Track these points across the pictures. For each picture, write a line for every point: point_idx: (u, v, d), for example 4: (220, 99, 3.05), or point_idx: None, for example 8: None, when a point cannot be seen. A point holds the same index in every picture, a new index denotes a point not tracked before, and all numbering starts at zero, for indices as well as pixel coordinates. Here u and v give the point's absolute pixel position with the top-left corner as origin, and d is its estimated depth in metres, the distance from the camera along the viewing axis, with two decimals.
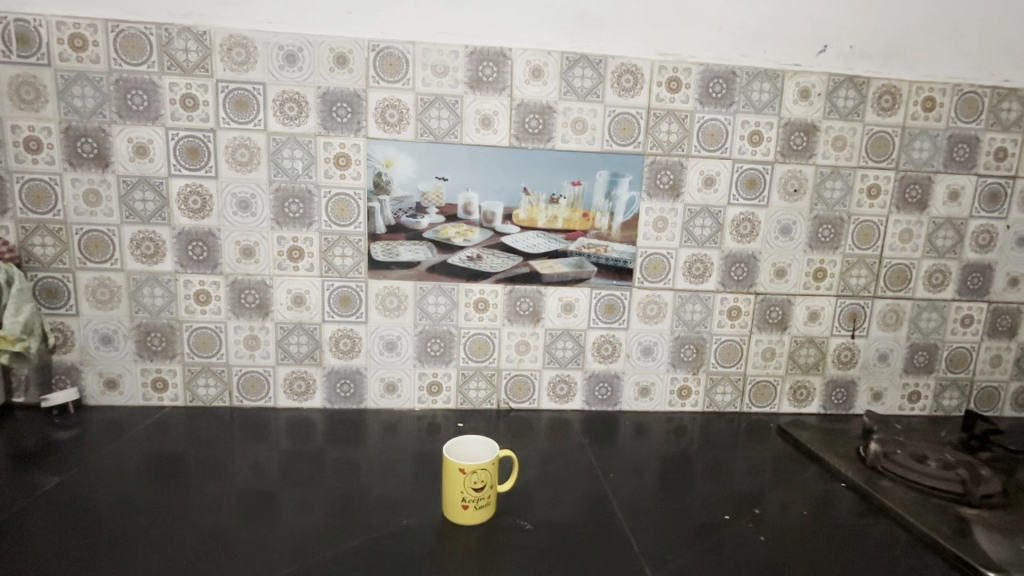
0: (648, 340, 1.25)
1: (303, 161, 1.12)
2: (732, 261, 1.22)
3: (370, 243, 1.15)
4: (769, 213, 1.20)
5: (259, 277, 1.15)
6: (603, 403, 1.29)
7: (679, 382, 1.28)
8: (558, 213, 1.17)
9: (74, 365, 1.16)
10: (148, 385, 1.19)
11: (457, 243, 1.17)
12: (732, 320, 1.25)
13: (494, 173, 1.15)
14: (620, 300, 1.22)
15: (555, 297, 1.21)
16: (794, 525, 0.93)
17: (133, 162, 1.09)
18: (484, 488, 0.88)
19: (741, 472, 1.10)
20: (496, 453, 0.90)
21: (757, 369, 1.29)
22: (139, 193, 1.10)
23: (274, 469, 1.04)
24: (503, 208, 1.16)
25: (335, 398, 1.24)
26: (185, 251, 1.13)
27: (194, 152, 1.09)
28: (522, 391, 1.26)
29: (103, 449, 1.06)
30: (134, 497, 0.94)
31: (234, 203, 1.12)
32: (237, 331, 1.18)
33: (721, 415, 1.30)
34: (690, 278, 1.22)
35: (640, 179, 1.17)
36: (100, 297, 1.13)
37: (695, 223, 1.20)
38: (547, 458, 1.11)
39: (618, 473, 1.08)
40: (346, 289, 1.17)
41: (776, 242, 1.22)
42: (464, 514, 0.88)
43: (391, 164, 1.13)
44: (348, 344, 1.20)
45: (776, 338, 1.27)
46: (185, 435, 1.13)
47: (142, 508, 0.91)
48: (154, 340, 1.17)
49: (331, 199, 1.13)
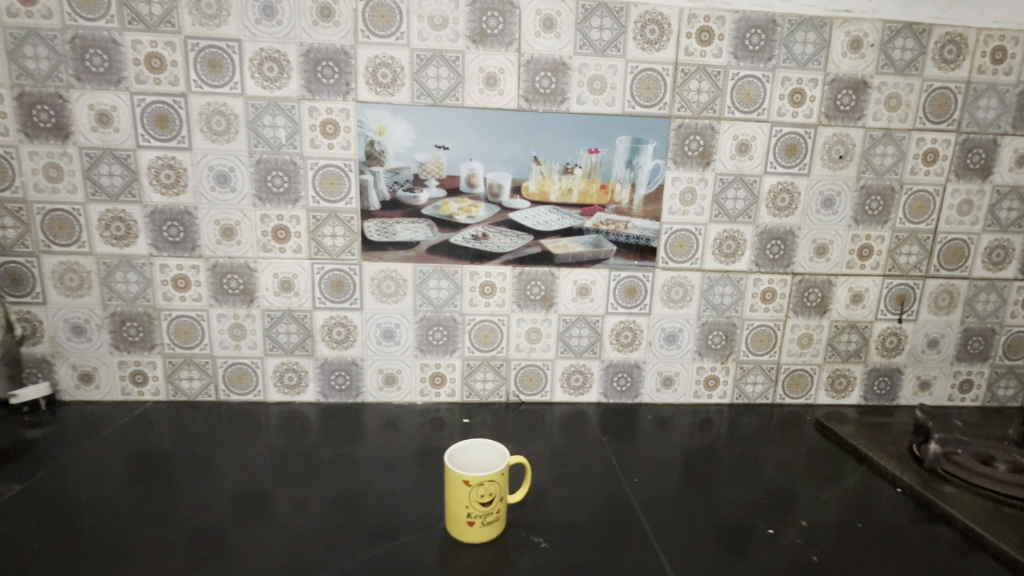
0: (672, 326, 1.13)
1: (286, 129, 0.99)
2: (768, 237, 1.09)
3: (363, 221, 1.04)
4: (810, 183, 1.07)
5: (242, 260, 1.04)
6: (622, 395, 1.18)
7: (706, 372, 1.17)
8: (572, 185, 1.04)
9: (46, 357, 1.07)
10: (126, 379, 1.09)
11: (460, 220, 1.05)
12: (767, 303, 1.13)
13: (501, 140, 1.02)
14: (642, 283, 1.10)
15: (570, 279, 1.09)
16: (842, 531, 0.83)
17: (96, 132, 0.97)
18: (493, 501, 0.77)
19: (777, 469, 1.00)
20: (507, 461, 0.79)
21: (792, 357, 1.17)
22: (105, 167, 0.98)
23: (266, 468, 0.95)
24: (512, 180, 1.04)
25: (330, 391, 1.13)
26: (159, 232, 1.02)
27: (163, 120, 0.97)
28: (534, 382, 1.15)
29: (79, 448, 0.97)
30: (118, 499, 0.86)
31: (211, 177, 1.00)
32: (220, 320, 1.07)
33: (752, 408, 1.19)
34: (720, 256, 1.10)
35: (665, 145, 1.04)
36: (68, 283, 1.03)
37: (727, 194, 1.07)
38: (563, 457, 1.01)
39: (641, 472, 0.98)
40: (338, 273, 1.06)
41: (817, 216, 1.09)
42: (471, 532, 0.77)
43: (384, 131, 1.00)
44: (343, 333, 1.09)
45: (814, 323, 1.15)
46: (171, 430, 1.04)
47: (126, 511, 0.83)
48: (131, 329, 1.06)
49: (318, 172, 1.01)
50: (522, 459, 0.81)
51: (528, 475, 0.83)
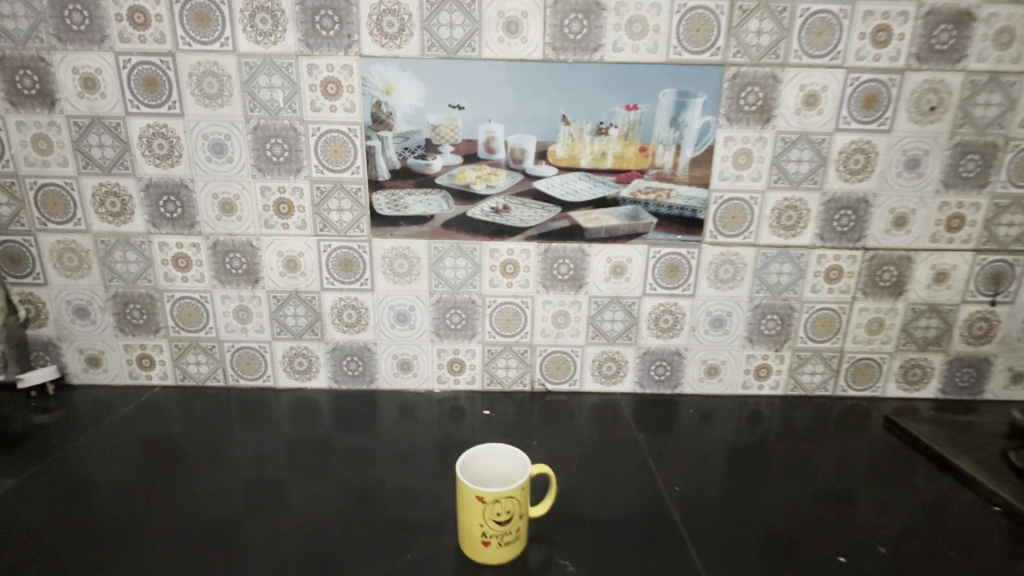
0: (719, 310, 1.00)
1: (284, 91, 0.89)
2: (837, 206, 0.94)
3: (371, 193, 0.93)
4: (891, 141, 0.90)
5: (244, 237, 0.96)
6: (660, 385, 1.06)
7: (757, 360, 1.04)
8: (607, 148, 0.91)
9: (52, 340, 1.03)
10: (133, 363, 1.05)
11: (478, 190, 0.93)
12: (831, 283, 0.98)
13: (524, 97, 0.89)
14: (685, 260, 0.97)
15: (602, 257, 0.96)
16: (922, 557, 0.72)
17: (82, 99, 0.89)
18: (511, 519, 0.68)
19: (840, 474, 0.88)
20: (528, 473, 0.69)
21: (859, 345, 1.02)
22: (95, 137, 0.91)
23: (278, 458, 0.90)
24: (537, 144, 0.91)
25: (342, 377, 1.06)
26: (155, 207, 0.95)
27: (152, 83, 0.88)
28: (561, 369, 1.05)
29: (90, 433, 0.94)
30: (132, 491, 0.83)
31: (206, 146, 0.91)
32: (224, 302, 1.00)
33: (808, 400, 1.05)
34: (778, 230, 0.95)
35: (717, 99, 0.89)
36: (68, 263, 0.98)
37: (789, 156, 0.91)
38: (595, 454, 0.91)
39: (682, 473, 0.87)
40: (347, 251, 0.97)
41: (897, 180, 0.92)
42: (487, 552, 0.68)
43: (392, 90, 0.89)
44: (353, 316, 1.01)
45: (887, 306, 0.99)
46: (183, 415, 1.00)
47: (138, 505, 0.80)
48: (134, 312, 1.01)
49: (320, 139, 0.91)
50: (546, 470, 0.71)
51: (552, 486, 0.73)
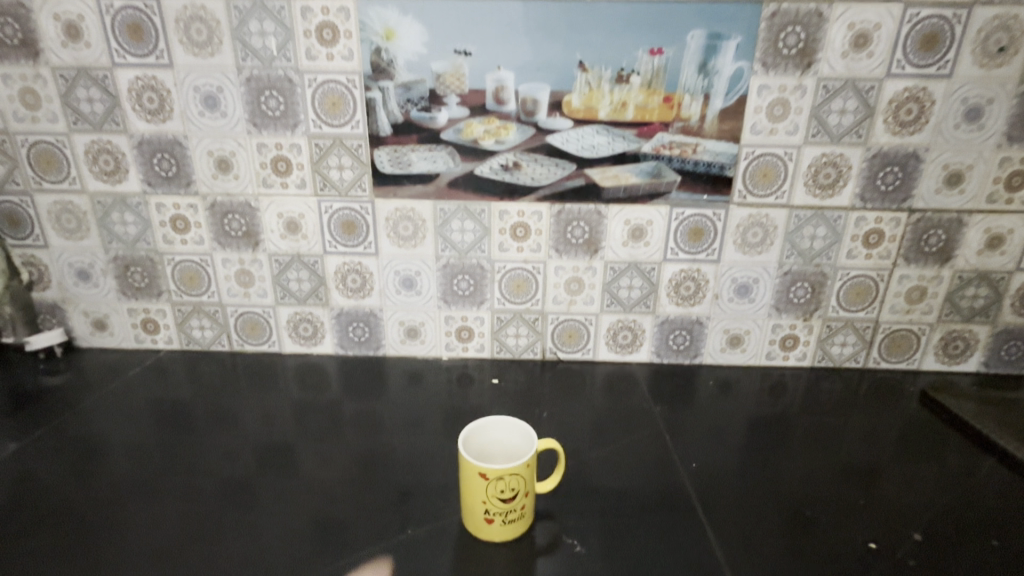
0: (745, 277, 0.93)
1: (276, 37, 0.82)
2: (882, 162, 0.85)
3: (373, 149, 0.87)
4: (951, 89, 0.80)
5: (242, 197, 0.92)
6: (679, 355, 1.00)
7: (783, 331, 0.97)
8: (627, 98, 0.83)
9: (57, 303, 1.01)
10: (138, 327, 1.03)
11: (486, 145, 0.86)
12: (870, 248, 0.90)
13: (537, 42, 0.81)
14: (710, 223, 0.89)
15: (620, 219, 0.90)
16: (958, 543, 0.67)
17: (67, 49, 0.84)
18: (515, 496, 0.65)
19: (870, 450, 0.83)
20: (534, 450, 0.65)
21: (896, 315, 0.95)
22: (83, 91, 0.86)
23: (286, 421, 0.89)
24: (551, 94, 0.83)
25: (348, 344, 1.03)
26: (150, 166, 0.90)
27: (137, 30, 0.82)
28: (574, 338, 1.00)
29: (99, 394, 0.94)
30: (143, 451, 0.83)
31: (198, 100, 0.86)
32: (226, 265, 0.97)
33: (837, 373, 0.99)
34: (815, 189, 0.87)
35: (752, 41, 0.79)
36: (66, 224, 0.95)
37: (831, 106, 0.82)
38: (608, 425, 0.87)
39: (700, 445, 0.83)
40: (349, 212, 0.92)
41: (954, 133, 0.82)
42: (491, 529, 0.66)
43: (392, 35, 0.81)
44: (357, 281, 0.97)
45: (931, 274, 0.91)
46: (193, 378, 0.99)
47: (150, 464, 0.80)
48: (136, 275, 0.98)
49: (317, 90, 0.85)
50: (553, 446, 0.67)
51: (560, 462, 0.69)
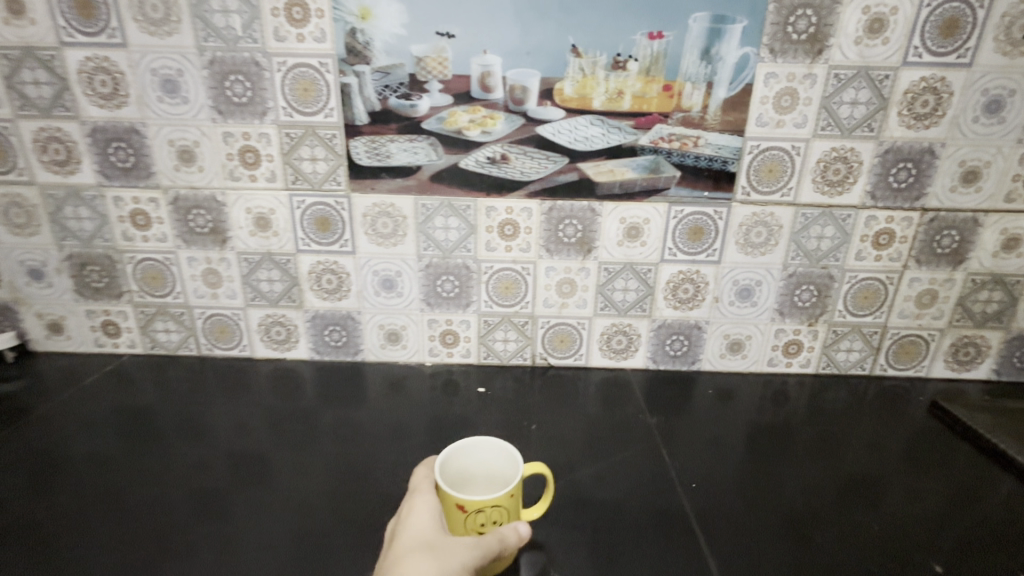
0: (747, 279, 0.88)
1: (241, 16, 0.75)
2: (895, 158, 0.79)
3: (348, 140, 0.80)
4: (970, 79, 0.75)
5: (207, 191, 0.85)
6: (676, 361, 0.95)
7: (787, 336, 0.92)
8: (624, 86, 0.76)
9: (8, 304, 0.94)
10: (98, 330, 0.96)
11: (472, 136, 0.80)
12: (880, 249, 0.85)
13: (527, 23, 0.74)
14: (711, 222, 0.84)
15: (615, 217, 0.84)
16: (978, 564, 0.62)
17: (9, 26, 0.76)
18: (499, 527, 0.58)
19: (879, 461, 0.78)
20: (518, 478, 0.58)
21: (905, 320, 0.90)
22: (28, 73, 0.78)
23: (259, 429, 0.83)
24: (541, 81, 0.77)
25: (324, 349, 0.96)
26: (105, 156, 0.83)
27: (86, 6, 0.75)
28: (566, 343, 0.94)
29: (55, 401, 0.87)
30: (102, 461, 0.76)
31: (156, 84, 0.79)
32: (191, 264, 0.90)
33: (843, 381, 0.94)
34: (823, 186, 0.81)
35: (760, 26, 0.73)
36: (15, 219, 0.87)
37: (843, 97, 0.76)
38: (602, 436, 0.81)
39: (700, 456, 0.78)
40: (323, 208, 0.85)
41: (972, 127, 0.77)
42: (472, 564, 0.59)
43: (369, 14, 0.74)
44: (334, 282, 0.90)
45: (943, 277, 0.86)
46: (159, 383, 0.92)
47: (109, 476, 0.74)
48: (93, 274, 0.91)
49: (287, 75, 0.78)
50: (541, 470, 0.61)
51: (548, 488, 0.63)
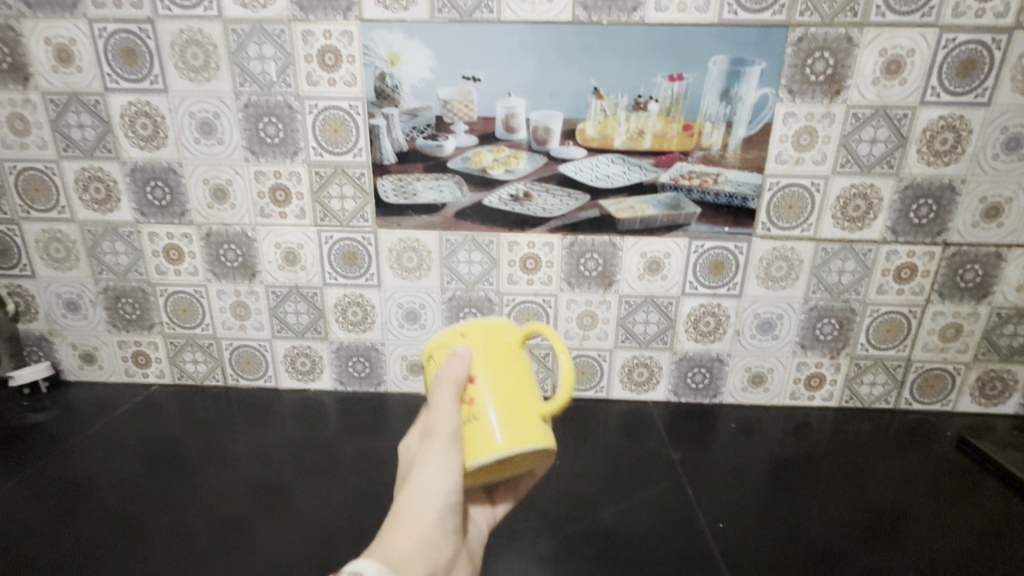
0: (768, 312, 0.88)
1: (276, 62, 0.78)
2: (915, 194, 0.80)
3: (376, 178, 0.83)
4: (989, 117, 0.76)
5: (238, 227, 0.87)
6: (697, 393, 0.95)
7: (809, 369, 0.92)
8: (645, 126, 0.78)
9: (44, 335, 0.97)
10: (129, 360, 0.98)
11: (495, 175, 0.82)
12: (902, 283, 0.85)
13: (550, 68, 0.77)
14: (731, 256, 0.85)
15: (636, 251, 0.85)
16: None
17: (58, 74, 0.80)
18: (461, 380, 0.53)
19: (908, 496, 0.77)
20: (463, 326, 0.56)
21: (929, 353, 0.89)
22: (73, 116, 0.82)
23: (283, 460, 0.84)
24: (564, 121, 0.79)
25: (348, 380, 0.98)
26: (143, 195, 0.86)
27: (131, 55, 0.79)
28: (587, 375, 0.94)
29: (86, 431, 0.89)
30: (130, 491, 0.77)
31: (193, 126, 0.82)
32: (221, 297, 0.92)
33: (867, 414, 0.93)
34: (843, 222, 0.82)
35: (778, 67, 0.75)
36: (54, 254, 0.91)
37: (861, 135, 0.77)
38: (624, 470, 0.81)
39: (725, 491, 0.78)
40: (350, 243, 0.87)
41: (992, 164, 0.78)
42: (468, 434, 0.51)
43: (397, 59, 0.77)
44: (358, 314, 0.92)
45: (966, 311, 0.86)
46: (186, 413, 0.94)
47: (136, 505, 0.75)
48: (127, 306, 0.94)
49: (318, 117, 0.81)
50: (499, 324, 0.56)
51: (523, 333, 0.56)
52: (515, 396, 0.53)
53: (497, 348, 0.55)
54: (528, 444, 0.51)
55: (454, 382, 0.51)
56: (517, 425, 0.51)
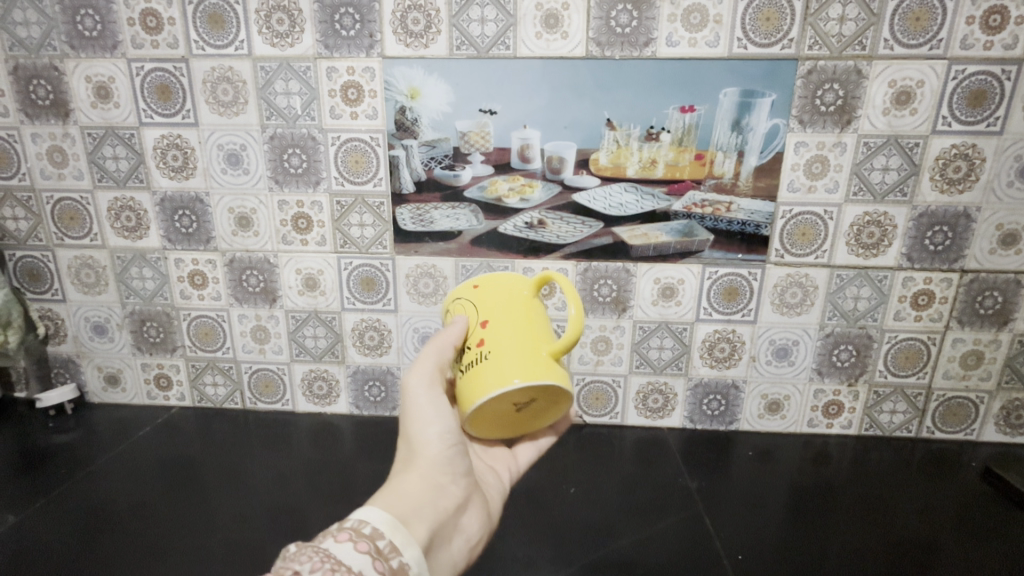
0: (784, 338, 0.88)
1: (301, 97, 0.82)
2: (930, 222, 0.80)
3: (395, 207, 0.86)
4: (1002, 146, 0.76)
5: (260, 254, 0.90)
6: (713, 420, 0.94)
7: (826, 396, 0.91)
8: (657, 156, 0.80)
9: (71, 357, 1.00)
10: (151, 383, 1.01)
11: (511, 203, 0.84)
12: (920, 310, 0.84)
13: (564, 100, 0.79)
14: (745, 282, 0.85)
15: (649, 277, 0.86)
16: None
17: (96, 109, 0.85)
18: (472, 330, 0.56)
19: (934, 529, 0.75)
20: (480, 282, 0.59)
21: (950, 381, 0.88)
22: (109, 149, 0.87)
23: (299, 483, 0.84)
24: (578, 151, 0.81)
25: (364, 403, 0.99)
26: (171, 223, 0.90)
27: (165, 91, 0.83)
28: (601, 401, 0.94)
29: (107, 453, 0.91)
30: (149, 514, 0.78)
31: (221, 157, 0.86)
32: (242, 321, 0.95)
33: (888, 443, 0.92)
34: (857, 248, 0.82)
35: (788, 99, 0.76)
36: (85, 279, 0.94)
37: (873, 164, 0.78)
38: (639, 498, 0.80)
39: (743, 521, 0.76)
40: (369, 269, 0.89)
41: (1007, 191, 0.78)
42: (476, 376, 0.54)
43: (417, 94, 0.80)
44: (375, 339, 0.94)
45: (987, 338, 0.85)
46: (204, 435, 0.95)
47: (155, 528, 0.76)
48: (151, 330, 0.97)
49: (340, 148, 0.84)
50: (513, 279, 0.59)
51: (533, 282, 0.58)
52: (528, 342, 0.54)
53: (511, 298, 0.57)
54: (540, 382, 0.52)
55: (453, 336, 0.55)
56: (528, 368, 0.53)
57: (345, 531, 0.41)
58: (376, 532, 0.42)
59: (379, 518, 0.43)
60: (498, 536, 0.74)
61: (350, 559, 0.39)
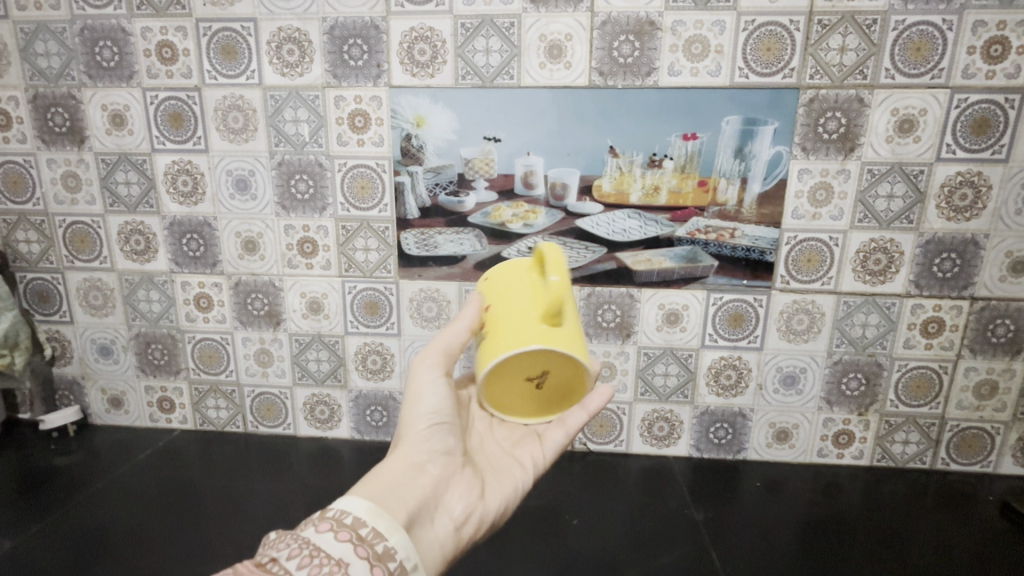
0: (791, 366, 0.87)
1: (309, 124, 0.83)
2: (938, 248, 0.79)
3: (400, 232, 0.86)
4: (1008, 173, 0.76)
5: (266, 277, 0.91)
6: (720, 449, 0.92)
7: (836, 426, 0.89)
8: (660, 182, 0.81)
9: (76, 378, 1.00)
10: (154, 405, 1.01)
11: (515, 228, 0.84)
12: (930, 337, 0.83)
13: (567, 128, 0.80)
14: (751, 309, 0.84)
15: (654, 303, 0.85)
16: None
17: (111, 136, 0.87)
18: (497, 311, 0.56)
19: (950, 564, 0.72)
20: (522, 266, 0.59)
21: (963, 411, 0.86)
22: (122, 174, 0.88)
23: (298, 509, 0.83)
24: (581, 178, 0.82)
25: (365, 428, 0.98)
26: (179, 246, 0.91)
27: (177, 119, 0.85)
28: (605, 428, 0.93)
29: (106, 476, 0.90)
30: (144, 540, 0.77)
31: (230, 183, 0.87)
32: (246, 344, 0.95)
33: (902, 475, 0.89)
34: (864, 275, 0.81)
35: (791, 127, 0.77)
36: (93, 301, 0.95)
37: (877, 191, 0.78)
38: (644, 530, 0.78)
39: (751, 555, 0.74)
40: (373, 293, 0.90)
41: (1015, 219, 0.77)
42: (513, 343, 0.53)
43: (423, 121, 0.81)
44: (378, 362, 0.93)
45: (1001, 367, 0.84)
46: (204, 459, 0.94)
47: (150, 555, 0.74)
48: (156, 352, 0.97)
49: (347, 174, 0.85)
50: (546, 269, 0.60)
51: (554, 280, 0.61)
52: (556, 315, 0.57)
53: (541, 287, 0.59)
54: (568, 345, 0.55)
55: (464, 319, 0.57)
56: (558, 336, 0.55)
57: (327, 520, 0.42)
58: (357, 521, 0.42)
59: (360, 506, 0.43)
60: (499, 568, 0.72)
61: (329, 547, 0.40)
